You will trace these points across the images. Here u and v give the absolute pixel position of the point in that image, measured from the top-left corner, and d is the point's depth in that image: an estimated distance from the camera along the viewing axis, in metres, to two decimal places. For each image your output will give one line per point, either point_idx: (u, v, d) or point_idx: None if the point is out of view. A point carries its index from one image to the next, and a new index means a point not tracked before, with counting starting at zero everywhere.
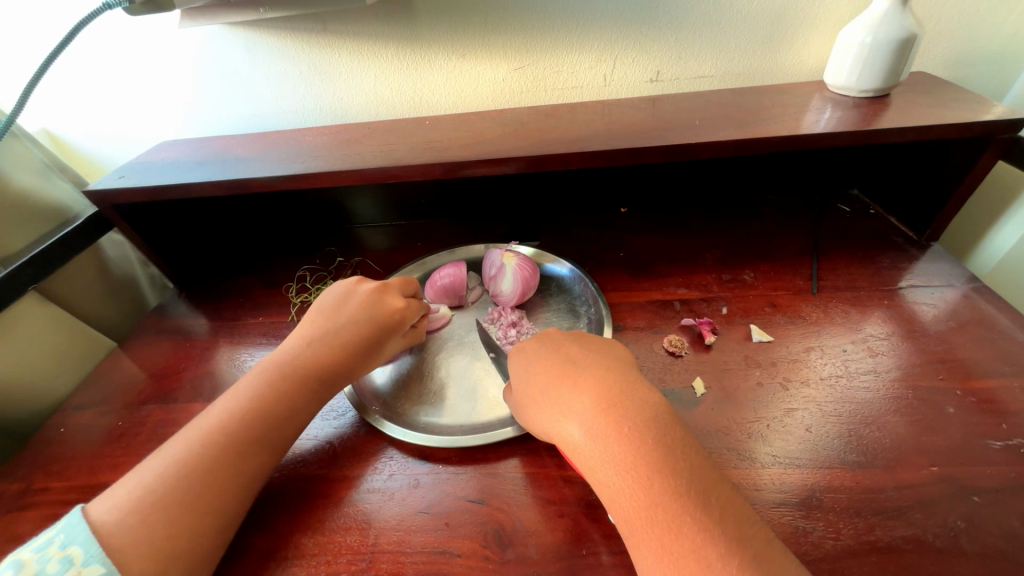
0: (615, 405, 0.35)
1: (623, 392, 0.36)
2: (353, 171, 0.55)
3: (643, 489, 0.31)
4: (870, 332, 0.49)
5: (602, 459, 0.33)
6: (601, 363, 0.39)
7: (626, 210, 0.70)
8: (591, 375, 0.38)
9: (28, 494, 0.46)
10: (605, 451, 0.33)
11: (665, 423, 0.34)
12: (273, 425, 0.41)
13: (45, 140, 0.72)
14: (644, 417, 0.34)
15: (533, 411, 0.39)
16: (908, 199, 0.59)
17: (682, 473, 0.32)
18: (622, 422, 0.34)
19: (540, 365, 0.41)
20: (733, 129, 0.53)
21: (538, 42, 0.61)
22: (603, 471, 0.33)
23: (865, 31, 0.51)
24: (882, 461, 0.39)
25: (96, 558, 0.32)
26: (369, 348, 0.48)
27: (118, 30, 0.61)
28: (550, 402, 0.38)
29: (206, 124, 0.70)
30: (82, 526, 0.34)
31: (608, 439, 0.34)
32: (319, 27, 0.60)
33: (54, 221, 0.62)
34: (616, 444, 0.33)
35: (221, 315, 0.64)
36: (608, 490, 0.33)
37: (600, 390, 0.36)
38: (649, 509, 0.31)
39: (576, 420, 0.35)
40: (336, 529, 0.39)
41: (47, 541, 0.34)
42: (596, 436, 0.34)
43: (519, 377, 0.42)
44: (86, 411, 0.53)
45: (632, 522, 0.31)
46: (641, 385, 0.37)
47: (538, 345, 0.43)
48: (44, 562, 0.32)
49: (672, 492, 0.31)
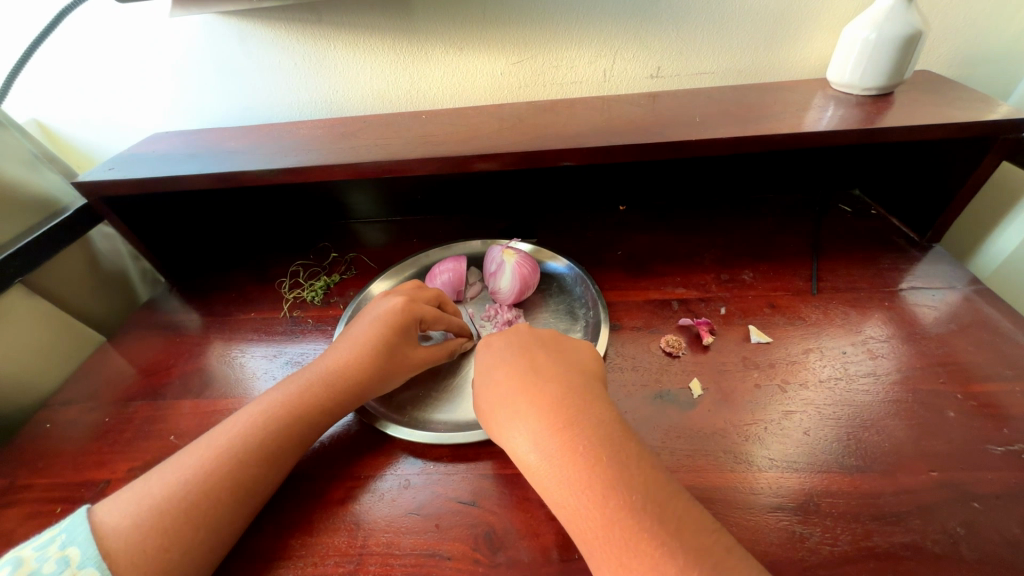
0: (567, 419, 0.34)
1: (579, 405, 0.35)
2: (347, 165, 0.54)
3: (598, 506, 0.30)
4: (870, 334, 0.48)
5: (555, 474, 0.32)
6: (560, 370, 0.38)
7: (624, 208, 0.70)
8: (547, 384, 0.37)
9: (12, 491, 0.45)
10: (558, 466, 0.32)
11: (620, 437, 0.33)
12: (275, 426, 0.40)
13: (36, 131, 0.71)
14: (598, 430, 0.33)
15: (489, 422, 0.38)
16: (911, 199, 0.58)
17: (638, 488, 0.31)
18: (575, 437, 0.33)
19: (495, 370, 0.40)
20: (733, 126, 0.52)
21: (537, 36, 0.60)
22: (557, 488, 0.32)
23: (869, 27, 0.50)
24: (880, 466, 0.38)
25: (92, 561, 0.32)
26: (394, 357, 0.45)
27: (110, 18, 0.60)
28: (505, 413, 0.37)
29: (200, 116, 0.69)
30: (82, 526, 0.34)
31: (561, 454, 0.33)
32: (315, 18, 0.59)
33: (42, 213, 0.61)
34: (568, 460, 0.32)
35: (214, 310, 0.63)
36: (563, 509, 0.32)
37: (554, 402, 0.35)
38: (606, 529, 0.30)
39: (528, 437, 0.34)
40: (324, 529, 0.39)
41: (47, 539, 0.34)
42: (549, 453, 0.33)
43: (477, 382, 0.41)
44: (74, 406, 0.53)
45: (590, 542, 0.30)
46: (599, 398, 0.36)
47: (501, 344, 0.42)
48: (41, 561, 0.32)
49: (628, 510, 0.30)
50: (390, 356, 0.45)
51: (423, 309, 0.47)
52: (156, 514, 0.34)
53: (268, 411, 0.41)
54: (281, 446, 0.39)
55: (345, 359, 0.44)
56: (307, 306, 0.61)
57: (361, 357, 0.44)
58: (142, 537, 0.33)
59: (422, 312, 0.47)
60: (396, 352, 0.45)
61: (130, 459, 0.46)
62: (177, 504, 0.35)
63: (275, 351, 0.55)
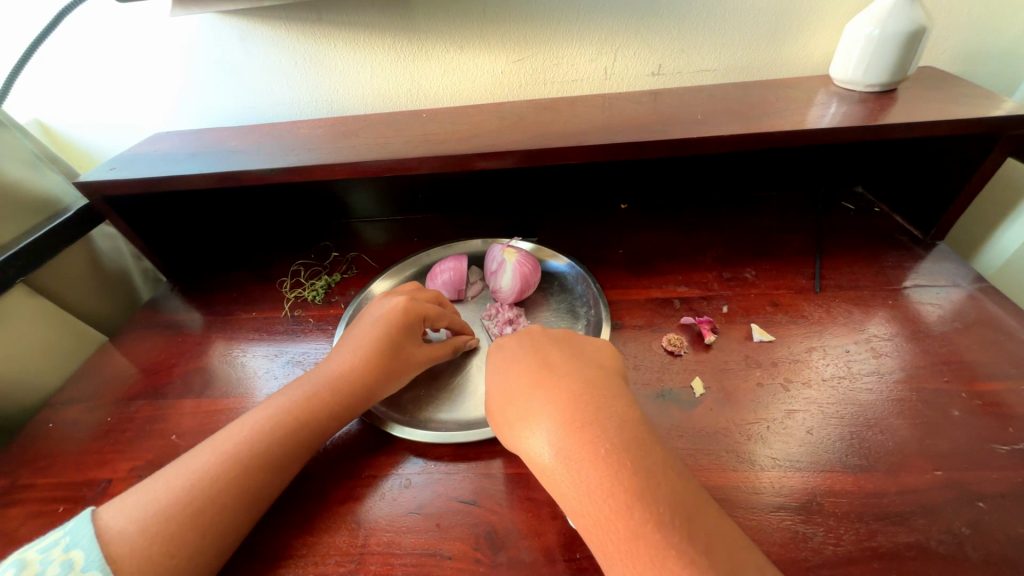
0: (588, 425, 0.33)
1: (600, 410, 0.34)
2: (348, 164, 0.54)
3: (621, 517, 0.30)
4: (874, 332, 0.48)
5: (576, 483, 0.32)
6: (577, 373, 0.37)
7: (626, 206, 0.69)
8: (566, 388, 0.36)
9: (14, 491, 0.45)
10: (578, 475, 0.32)
11: (642, 443, 0.33)
12: (276, 425, 0.40)
13: (37, 131, 0.71)
14: (621, 437, 0.33)
15: (505, 425, 0.37)
16: (915, 196, 0.57)
17: (663, 499, 0.30)
18: (598, 444, 0.32)
19: (512, 373, 0.39)
20: (735, 123, 0.51)
21: (537, 34, 0.60)
22: (578, 497, 0.32)
23: (872, 23, 0.50)
24: (884, 465, 0.38)
25: (95, 564, 0.32)
26: (396, 356, 0.45)
27: (110, 17, 0.60)
28: (522, 418, 0.36)
29: (201, 116, 0.69)
30: (86, 529, 0.34)
31: (582, 462, 0.32)
32: (315, 16, 0.59)
33: (43, 213, 0.61)
34: (590, 468, 0.32)
35: (215, 310, 0.63)
36: (582, 517, 0.31)
37: (573, 406, 0.34)
38: (629, 540, 0.29)
39: (548, 441, 0.34)
40: (326, 528, 0.38)
41: (51, 542, 0.34)
42: (570, 460, 0.32)
43: (493, 383, 0.40)
44: (76, 406, 0.53)
45: (611, 553, 0.30)
46: (621, 403, 0.35)
47: (518, 346, 0.41)
48: (45, 564, 0.32)
49: (652, 521, 0.29)
50: (396, 357, 0.45)
51: (426, 308, 0.47)
52: (157, 514, 0.34)
53: (268, 411, 0.41)
54: (282, 446, 0.39)
55: (350, 360, 0.44)
56: (308, 306, 0.60)
57: (363, 358, 0.44)
58: (143, 538, 0.33)
59: (425, 311, 0.47)
60: (399, 352, 0.45)
61: (132, 459, 0.46)
62: (179, 504, 0.35)
63: (276, 350, 0.55)
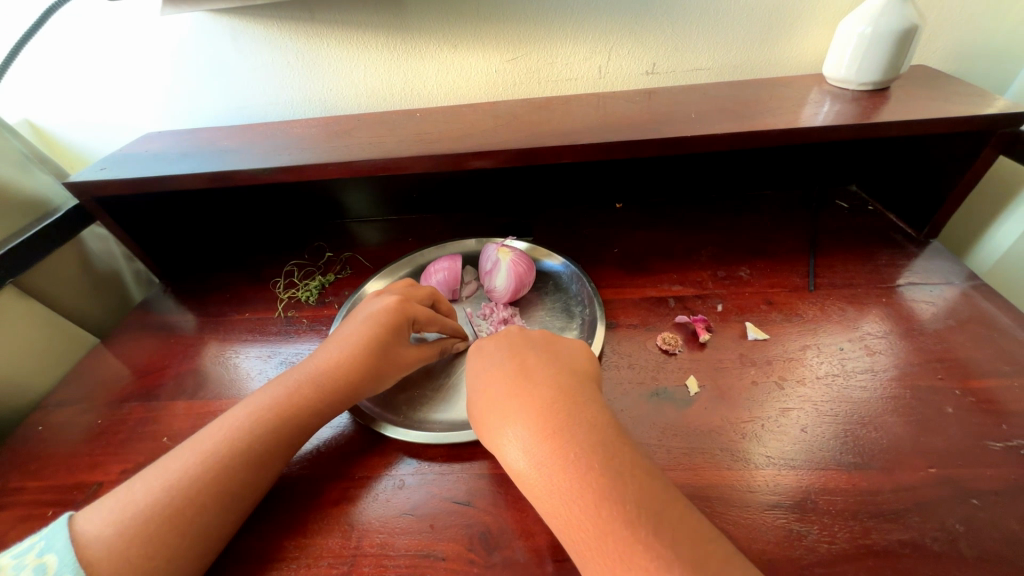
0: (558, 429, 0.33)
1: (570, 413, 0.34)
2: (341, 164, 0.53)
3: (592, 520, 0.29)
4: (868, 330, 0.48)
5: (549, 488, 0.32)
6: (551, 378, 0.37)
7: (621, 206, 0.69)
8: (541, 394, 0.36)
9: (3, 494, 0.45)
10: (550, 479, 0.32)
11: (614, 446, 0.32)
12: (268, 428, 0.40)
13: (28, 132, 0.70)
14: (592, 441, 0.32)
15: (481, 432, 0.37)
16: (908, 194, 0.58)
17: (632, 500, 0.30)
18: (568, 447, 0.32)
19: (488, 378, 0.39)
20: (730, 122, 0.51)
21: (532, 33, 0.60)
22: (548, 499, 0.32)
23: (865, 22, 0.50)
24: (879, 462, 0.38)
25: (69, 567, 0.32)
26: (384, 357, 0.45)
27: (101, 16, 0.59)
28: (497, 423, 0.36)
29: (193, 115, 0.69)
30: (61, 534, 0.34)
31: (551, 466, 0.32)
32: (307, 15, 0.59)
33: (31, 213, 0.60)
34: (560, 473, 0.31)
35: (208, 311, 0.62)
36: (556, 520, 0.31)
37: (544, 409, 0.35)
38: (601, 543, 0.29)
39: (522, 446, 0.34)
40: (317, 531, 0.38)
41: (27, 547, 0.34)
42: (542, 465, 0.32)
43: (469, 391, 0.40)
44: (67, 408, 0.52)
45: (584, 553, 0.29)
46: (592, 405, 0.35)
47: (495, 350, 0.41)
48: (18, 570, 0.32)
49: (620, 520, 0.29)
50: (383, 357, 0.45)
51: (417, 310, 0.47)
52: (147, 519, 0.34)
53: (259, 414, 0.40)
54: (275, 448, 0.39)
55: (337, 360, 0.43)
56: (302, 306, 0.60)
57: (353, 360, 0.43)
58: (131, 543, 0.33)
59: (416, 313, 0.46)
60: (389, 354, 0.45)
61: (123, 461, 0.46)
62: (167, 510, 0.34)
63: (269, 351, 0.55)
